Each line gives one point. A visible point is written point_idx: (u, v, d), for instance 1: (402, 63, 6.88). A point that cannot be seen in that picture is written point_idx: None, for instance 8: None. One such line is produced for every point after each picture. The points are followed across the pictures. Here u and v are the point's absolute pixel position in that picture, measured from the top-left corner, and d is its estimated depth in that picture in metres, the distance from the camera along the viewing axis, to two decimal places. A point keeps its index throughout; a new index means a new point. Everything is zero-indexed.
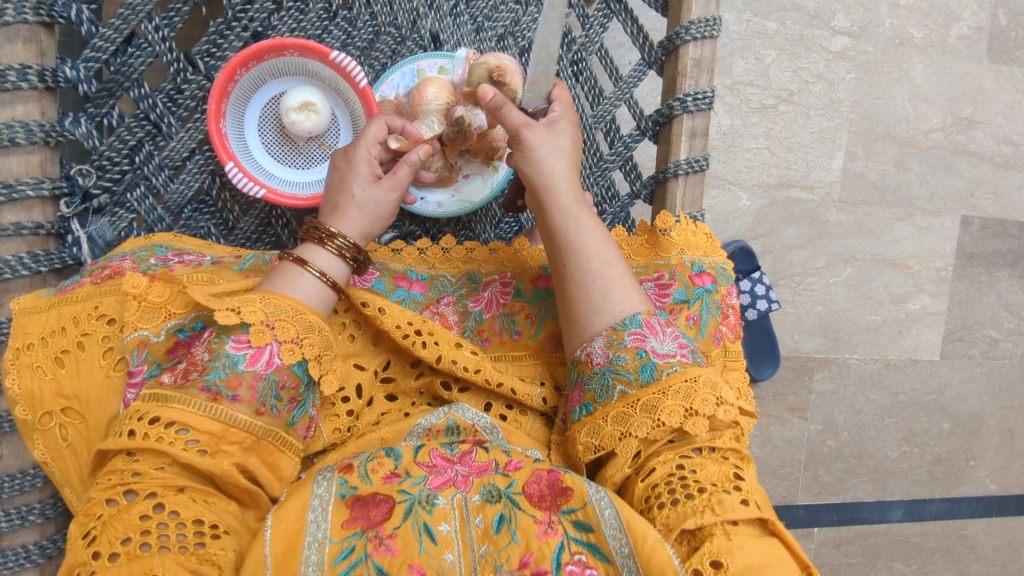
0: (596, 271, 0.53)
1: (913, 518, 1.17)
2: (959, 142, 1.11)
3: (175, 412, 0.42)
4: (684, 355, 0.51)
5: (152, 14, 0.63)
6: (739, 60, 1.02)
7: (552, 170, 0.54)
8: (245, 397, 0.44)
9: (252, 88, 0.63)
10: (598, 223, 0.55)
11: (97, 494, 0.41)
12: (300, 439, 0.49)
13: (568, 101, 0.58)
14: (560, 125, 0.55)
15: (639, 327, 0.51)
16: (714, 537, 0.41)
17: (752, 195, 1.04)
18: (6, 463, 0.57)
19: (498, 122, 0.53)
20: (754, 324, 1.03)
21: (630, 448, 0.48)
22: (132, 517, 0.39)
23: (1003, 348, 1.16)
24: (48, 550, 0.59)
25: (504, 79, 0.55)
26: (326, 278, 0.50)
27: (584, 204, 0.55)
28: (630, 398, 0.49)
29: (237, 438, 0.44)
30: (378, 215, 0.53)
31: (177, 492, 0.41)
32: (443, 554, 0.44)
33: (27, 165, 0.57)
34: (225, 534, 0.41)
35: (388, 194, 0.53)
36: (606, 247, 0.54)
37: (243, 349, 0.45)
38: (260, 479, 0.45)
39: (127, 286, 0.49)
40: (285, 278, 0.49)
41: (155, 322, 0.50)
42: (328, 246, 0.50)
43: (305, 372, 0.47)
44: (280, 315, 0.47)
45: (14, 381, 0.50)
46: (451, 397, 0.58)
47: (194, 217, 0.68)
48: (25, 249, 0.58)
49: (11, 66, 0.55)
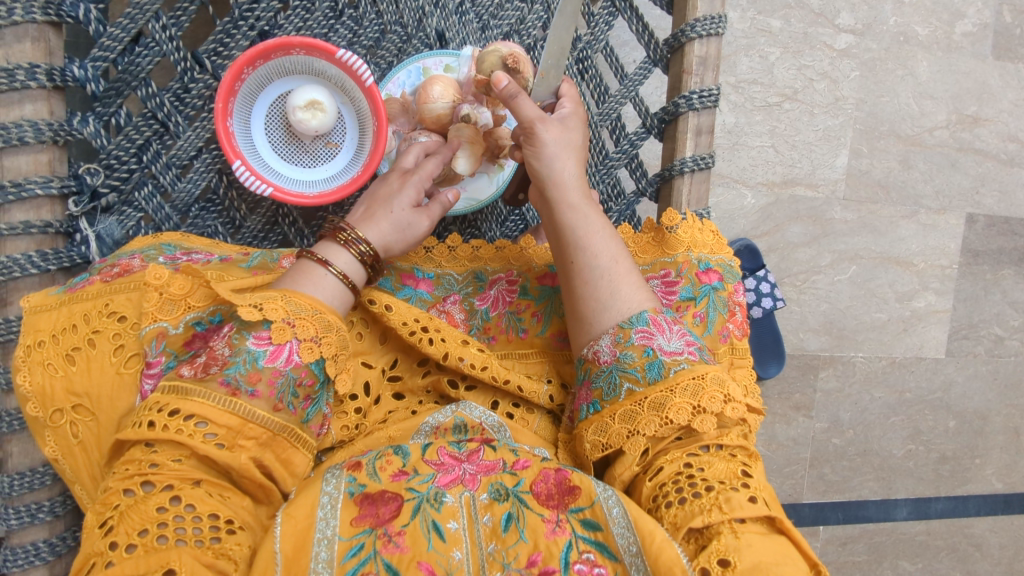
0: (604, 268, 0.53)
1: (918, 516, 1.16)
2: (964, 140, 1.11)
3: (195, 405, 0.42)
4: (690, 352, 0.51)
5: (159, 13, 0.63)
6: (743, 59, 1.02)
7: (563, 167, 0.55)
8: (265, 393, 0.44)
9: (258, 87, 0.63)
10: (606, 219, 0.55)
11: (113, 484, 0.41)
12: (314, 437, 0.49)
13: (576, 97, 0.59)
14: (571, 124, 0.56)
15: (646, 325, 0.51)
16: (722, 536, 0.41)
17: (756, 193, 1.04)
18: (16, 461, 0.57)
19: (511, 112, 0.53)
20: (759, 323, 1.03)
21: (638, 446, 0.48)
22: (150, 508, 0.40)
23: (1008, 346, 1.16)
24: (57, 549, 0.59)
25: (518, 67, 0.57)
26: (347, 280, 0.51)
27: (592, 202, 0.55)
28: (637, 397, 0.49)
29: (254, 433, 0.44)
30: (406, 237, 0.56)
31: (193, 485, 0.41)
32: (451, 551, 0.44)
33: (36, 164, 0.57)
34: (240, 530, 0.42)
35: (422, 219, 0.57)
36: (614, 243, 0.54)
37: (264, 345, 0.45)
38: (275, 474, 0.45)
39: (150, 277, 0.51)
40: (306, 277, 0.50)
41: (175, 314, 0.51)
42: (351, 249, 0.52)
43: (321, 371, 0.48)
44: (300, 314, 0.47)
45: (25, 378, 0.50)
46: (458, 396, 0.58)
47: (201, 216, 0.68)
48: (33, 248, 0.58)
49: (19, 66, 0.55)
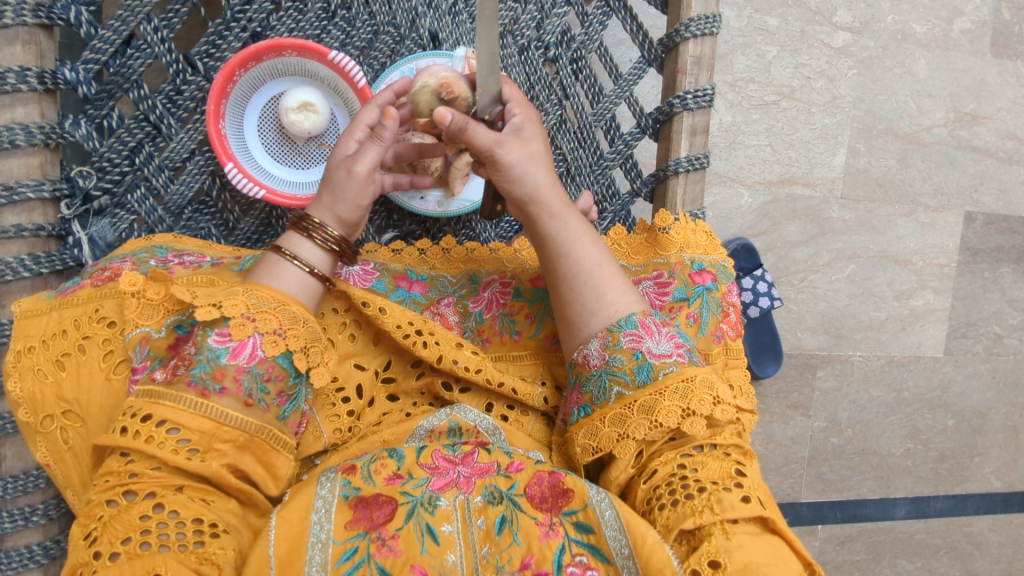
0: (588, 272, 0.53)
1: (917, 515, 1.16)
2: (963, 138, 1.10)
3: (166, 410, 0.43)
4: (680, 354, 0.51)
5: (151, 15, 0.63)
6: (740, 57, 1.02)
7: (533, 181, 0.52)
8: (232, 390, 0.44)
9: (251, 89, 0.64)
10: (583, 222, 0.55)
11: (96, 495, 0.41)
12: (293, 436, 0.49)
13: (522, 99, 0.53)
14: (529, 131, 0.53)
15: (635, 327, 0.51)
16: (712, 537, 0.41)
17: (754, 192, 1.04)
18: (9, 464, 0.57)
19: (465, 143, 0.50)
20: (756, 323, 1.03)
21: (629, 450, 0.48)
22: (133, 517, 0.40)
23: (1007, 345, 1.15)
24: (51, 552, 0.59)
25: (453, 93, 0.52)
26: (309, 268, 0.50)
27: (566, 206, 0.54)
28: (627, 399, 0.49)
29: (229, 436, 0.44)
30: (342, 192, 0.50)
31: (175, 491, 0.41)
32: (445, 554, 0.44)
33: (27, 167, 0.57)
34: (224, 533, 0.42)
35: (352, 166, 0.49)
36: (594, 245, 0.54)
37: (225, 342, 0.45)
38: (254, 477, 0.45)
39: (125, 284, 0.50)
40: (268, 269, 0.49)
41: (156, 318, 0.50)
42: (309, 238, 0.50)
43: (290, 364, 0.47)
44: (262, 308, 0.46)
45: (15, 384, 0.51)
46: (452, 398, 0.57)
47: (194, 218, 0.68)
48: (26, 251, 0.58)
49: (10, 69, 0.55)
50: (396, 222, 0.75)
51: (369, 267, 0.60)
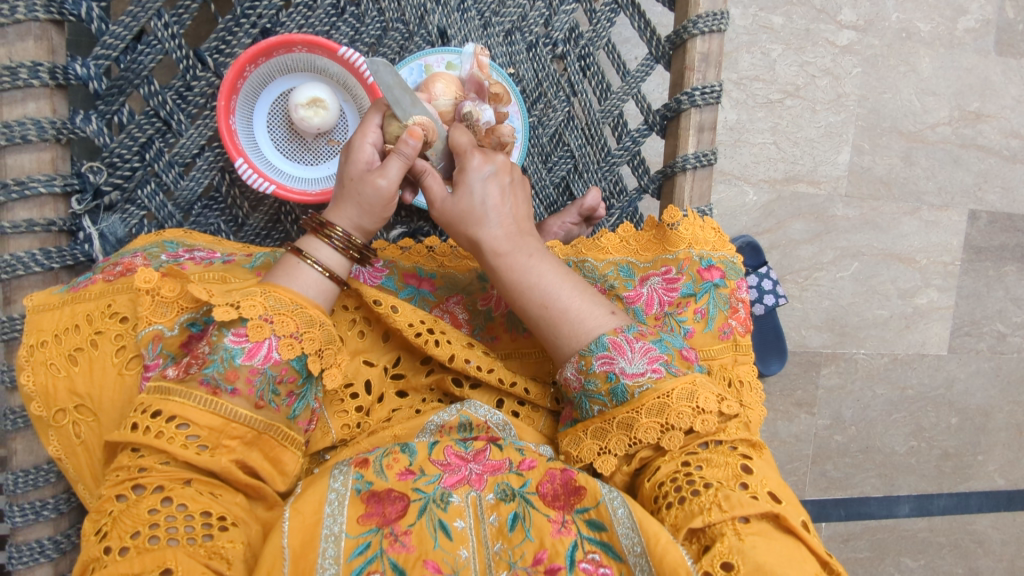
0: (539, 313, 0.51)
1: (921, 513, 1.16)
2: (967, 136, 1.11)
3: (177, 406, 0.43)
4: (655, 370, 0.49)
5: (161, 11, 0.63)
6: (745, 55, 1.02)
7: (469, 231, 0.51)
8: (244, 391, 0.44)
9: (261, 86, 0.64)
10: (531, 259, 0.51)
11: (107, 490, 0.42)
12: (302, 433, 0.49)
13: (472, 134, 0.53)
14: (463, 181, 0.51)
15: (606, 349, 0.50)
16: (725, 537, 0.41)
17: (759, 190, 1.04)
18: (20, 459, 0.57)
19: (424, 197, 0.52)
20: (761, 321, 1.03)
21: (609, 464, 0.49)
22: (142, 511, 0.40)
23: (1011, 343, 1.16)
24: (62, 546, 0.59)
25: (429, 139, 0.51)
26: (328, 272, 0.50)
27: (510, 247, 0.51)
28: (607, 416, 0.49)
29: (237, 433, 0.44)
30: (366, 207, 0.50)
31: (183, 485, 0.42)
32: (458, 550, 0.44)
33: (38, 162, 0.57)
34: (232, 526, 0.42)
35: (377, 180, 0.49)
36: (547, 282, 0.51)
37: (242, 343, 0.45)
38: (262, 473, 0.46)
39: (140, 281, 0.50)
40: (287, 271, 0.49)
41: (170, 316, 0.50)
42: (327, 239, 0.50)
43: (304, 367, 0.47)
44: (280, 309, 0.47)
45: (28, 378, 0.51)
46: (462, 394, 0.56)
47: (204, 214, 0.68)
48: (37, 246, 0.58)
49: (22, 64, 0.55)
50: (403, 220, 0.75)
51: (378, 265, 0.60)
